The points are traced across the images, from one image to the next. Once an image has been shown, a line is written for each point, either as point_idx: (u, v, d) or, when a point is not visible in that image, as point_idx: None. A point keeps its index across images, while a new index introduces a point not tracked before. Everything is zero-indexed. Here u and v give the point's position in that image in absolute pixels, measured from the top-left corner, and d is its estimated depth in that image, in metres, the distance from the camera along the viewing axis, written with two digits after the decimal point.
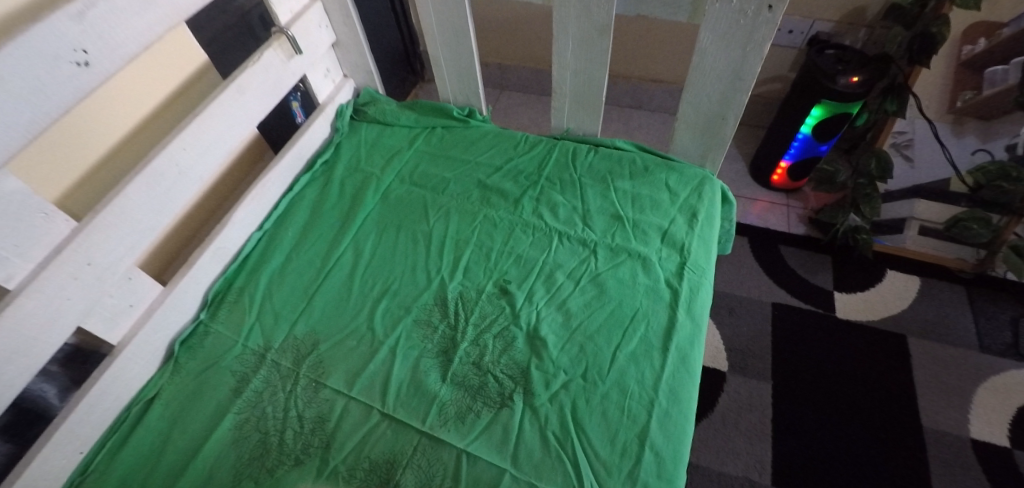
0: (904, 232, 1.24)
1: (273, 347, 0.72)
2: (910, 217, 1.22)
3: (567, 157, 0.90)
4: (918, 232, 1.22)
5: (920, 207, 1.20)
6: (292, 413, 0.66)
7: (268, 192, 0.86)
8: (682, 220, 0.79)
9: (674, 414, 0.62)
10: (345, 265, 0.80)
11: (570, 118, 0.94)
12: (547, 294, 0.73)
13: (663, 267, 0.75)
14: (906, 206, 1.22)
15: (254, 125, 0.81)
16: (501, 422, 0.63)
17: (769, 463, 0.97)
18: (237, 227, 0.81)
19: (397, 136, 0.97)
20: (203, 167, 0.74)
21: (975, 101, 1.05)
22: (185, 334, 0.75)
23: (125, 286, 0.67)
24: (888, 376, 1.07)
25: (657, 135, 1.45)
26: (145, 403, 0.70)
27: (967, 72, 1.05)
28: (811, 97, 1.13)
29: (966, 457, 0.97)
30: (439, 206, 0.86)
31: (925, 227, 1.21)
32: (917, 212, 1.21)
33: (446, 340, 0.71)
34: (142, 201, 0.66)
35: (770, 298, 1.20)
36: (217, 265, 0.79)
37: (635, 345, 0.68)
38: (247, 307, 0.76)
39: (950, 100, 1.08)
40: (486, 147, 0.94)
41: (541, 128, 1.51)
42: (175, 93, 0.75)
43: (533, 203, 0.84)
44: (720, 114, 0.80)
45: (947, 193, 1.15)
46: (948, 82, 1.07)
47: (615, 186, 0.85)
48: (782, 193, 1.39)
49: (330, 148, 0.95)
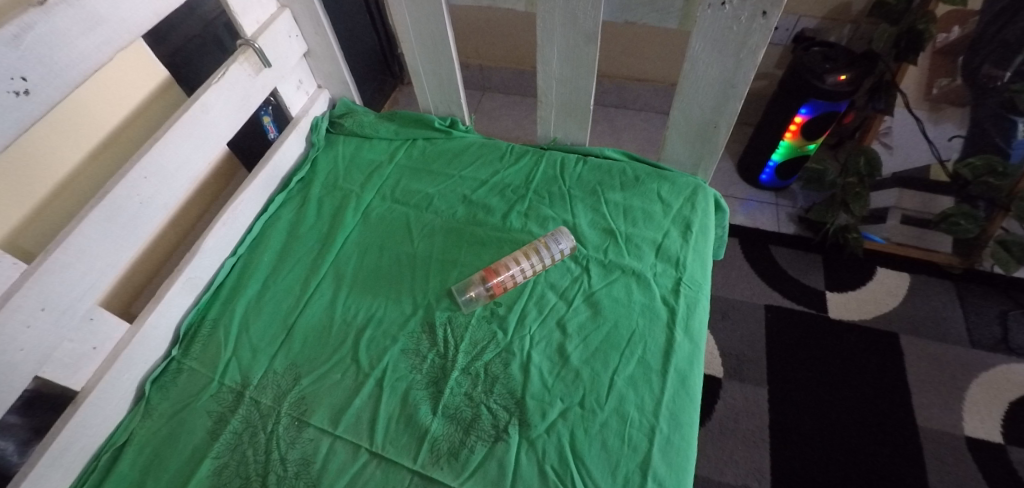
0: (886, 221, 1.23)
1: (251, 383, 0.68)
2: (893, 206, 1.21)
3: (554, 168, 0.87)
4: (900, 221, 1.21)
5: (902, 196, 1.19)
6: (274, 455, 0.62)
7: (241, 214, 0.81)
8: (676, 233, 0.77)
9: (676, 440, 0.60)
10: (327, 291, 0.76)
11: (557, 127, 0.92)
12: (539, 315, 0.70)
13: (659, 284, 0.72)
14: (888, 195, 1.21)
15: (222, 145, 0.76)
16: (496, 457, 0.60)
17: (768, 470, 0.96)
18: (209, 254, 0.76)
19: (377, 149, 0.93)
20: (167, 194, 0.69)
21: (950, 88, 1.06)
22: (156, 373, 0.70)
23: (86, 327, 0.62)
24: (881, 376, 1.07)
25: (644, 135, 1.43)
26: (116, 449, 0.65)
27: (943, 60, 1.04)
28: (799, 96, 1.11)
29: (961, 455, 0.97)
30: (423, 223, 0.82)
31: (907, 216, 1.20)
32: (901, 202, 1.20)
33: (435, 369, 0.67)
34: (102, 235, 0.61)
35: (762, 301, 1.19)
36: (188, 297, 0.75)
37: (633, 368, 0.65)
38: (223, 341, 0.72)
39: (925, 88, 1.08)
40: (470, 159, 0.90)
41: (526, 131, 1.47)
42: (132, 115, 0.69)
43: (522, 219, 0.81)
44: (713, 123, 0.77)
45: (932, 183, 1.15)
46: (925, 72, 1.06)
47: (606, 198, 0.82)
48: (770, 191, 1.38)
49: (306, 165, 0.90)
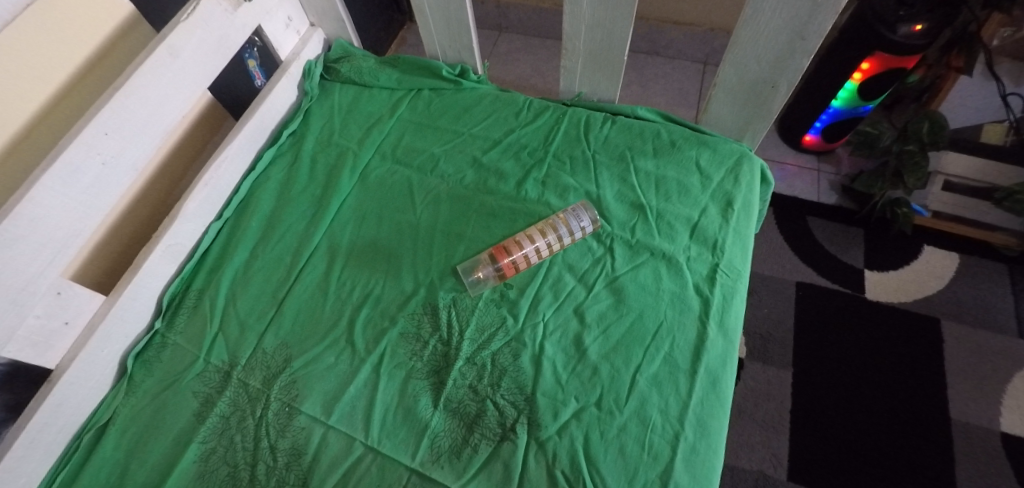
0: (926, 188, 1.09)
1: (239, 363, 0.63)
2: (935, 171, 1.07)
3: (578, 127, 0.76)
4: (941, 189, 1.08)
5: (948, 160, 1.04)
6: (263, 444, 0.58)
7: (225, 173, 0.73)
8: (714, 210, 0.67)
9: (702, 449, 0.54)
10: (320, 263, 0.69)
11: (584, 80, 0.81)
12: (555, 301, 0.63)
13: (692, 269, 0.63)
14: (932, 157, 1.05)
15: (194, 95, 0.66)
16: (501, 458, 0.55)
17: (786, 458, 0.92)
18: (191, 218, 0.69)
19: (377, 101, 0.82)
20: (134, 153, 0.60)
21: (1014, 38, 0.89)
22: (139, 347, 0.65)
23: (54, 303, 0.56)
24: (916, 365, 0.99)
25: (676, 88, 1.29)
26: (98, 429, 0.61)
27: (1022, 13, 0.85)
28: (862, 49, 0.97)
29: (994, 452, 0.91)
30: (428, 188, 0.73)
31: (950, 183, 1.06)
32: (943, 166, 1.05)
33: (437, 358, 0.61)
34: (57, 203, 0.53)
35: (793, 277, 1.10)
36: (170, 265, 0.68)
37: (658, 366, 0.58)
38: (208, 314, 0.66)
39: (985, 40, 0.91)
40: (481, 115, 0.79)
41: (547, 80, 1.33)
42: (90, 60, 0.60)
43: (539, 188, 0.71)
44: (769, 82, 0.65)
45: (982, 146, 1.00)
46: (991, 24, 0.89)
47: (636, 166, 0.71)
48: (813, 155, 1.25)
49: (297, 117, 0.80)
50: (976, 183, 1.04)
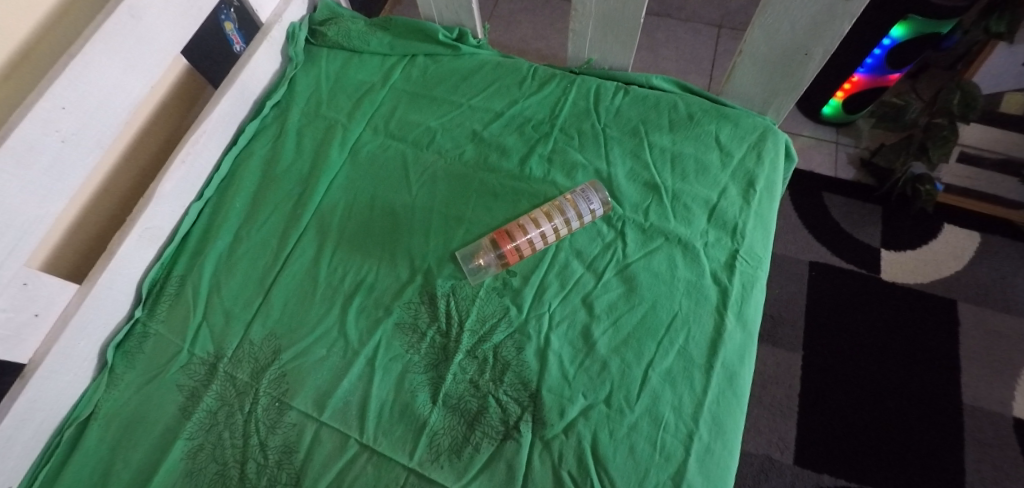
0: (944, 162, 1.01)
1: (225, 355, 0.59)
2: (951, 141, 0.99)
3: (587, 98, 0.69)
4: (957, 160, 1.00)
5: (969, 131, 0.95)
6: (252, 441, 0.55)
7: (204, 149, 0.67)
8: (735, 191, 0.62)
9: (716, 449, 0.51)
10: (309, 247, 0.64)
11: (594, 45, 0.74)
12: (561, 290, 0.58)
13: (710, 256, 0.59)
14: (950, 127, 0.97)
15: (159, 63, 0.60)
16: (504, 458, 0.51)
17: (793, 442, 0.90)
18: (169, 199, 0.64)
19: (367, 69, 0.75)
20: (98, 127, 0.55)
21: None
22: (120, 337, 0.61)
23: (20, 295, 0.51)
24: (930, 348, 0.96)
25: (688, 53, 1.21)
26: (81, 424, 0.58)
27: None
28: (896, 11, 0.89)
29: (1006, 437, 0.89)
30: (424, 166, 0.68)
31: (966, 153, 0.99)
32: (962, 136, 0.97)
33: (435, 351, 0.57)
34: (12, 186, 0.47)
35: (807, 256, 1.05)
36: (148, 250, 0.63)
37: (672, 361, 0.54)
38: (191, 302, 0.62)
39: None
40: (481, 84, 0.73)
41: (551, 44, 1.25)
42: (43, 24, 0.54)
43: (544, 166, 0.66)
44: (803, 48, 0.59)
45: (999, 116, 0.91)
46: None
47: (650, 141, 0.65)
48: (831, 127, 1.18)
49: (281, 86, 0.73)
50: (993, 154, 0.97)
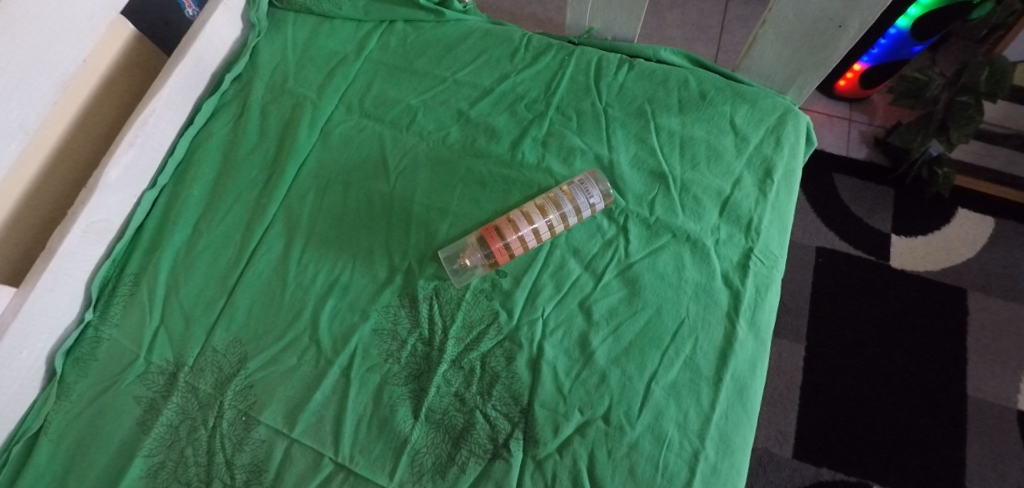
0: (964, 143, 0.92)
1: (185, 364, 0.53)
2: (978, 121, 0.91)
3: (588, 72, 0.62)
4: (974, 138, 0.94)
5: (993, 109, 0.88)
6: (218, 459, 0.50)
7: (155, 130, 0.59)
8: (750, 181, 0.56)
9: (724, 470, 0.47)
10: (276, 242, 0.58)
11: (595, 11, 0.66)
12: (556, 293, 0.53)
13: (721, 255, 0.53)
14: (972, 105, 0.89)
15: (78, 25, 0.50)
16: (492, 479, 0.47)
17: (794, 435, 0.87)
18: (116, 189, 0.56)
19: (340, 36, 0.67)
20: (18, 109, 0.47)
21: None
22: (70, 343, 0.55)
23: None
24: (937, 337, 0.93)
25: (695, 18, 1.11)
26: (30, 439, 0.52)
27: None
28: None
29: (1008, 429, 0.87)
30: (404, 149, 0.61)
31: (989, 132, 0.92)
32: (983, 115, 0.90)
33: (417, 360, 0.52)
34: None
35: (815, 241, 1.00)
36: (96, 245, 0.56)
37: (677, 372, 0.49)
38: (147, 304, 0.56)
39: None
40: (468, 55, 0.65)
41: (547, 7, 1.15)
42: None
43: (538, 150, 0.59)
44: (836, 20, 0.52)
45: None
46: None
47: (657, 124, 0.58)
48: (845, 102, 1.11)
49: (242, 56, 0.65)
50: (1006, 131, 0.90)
